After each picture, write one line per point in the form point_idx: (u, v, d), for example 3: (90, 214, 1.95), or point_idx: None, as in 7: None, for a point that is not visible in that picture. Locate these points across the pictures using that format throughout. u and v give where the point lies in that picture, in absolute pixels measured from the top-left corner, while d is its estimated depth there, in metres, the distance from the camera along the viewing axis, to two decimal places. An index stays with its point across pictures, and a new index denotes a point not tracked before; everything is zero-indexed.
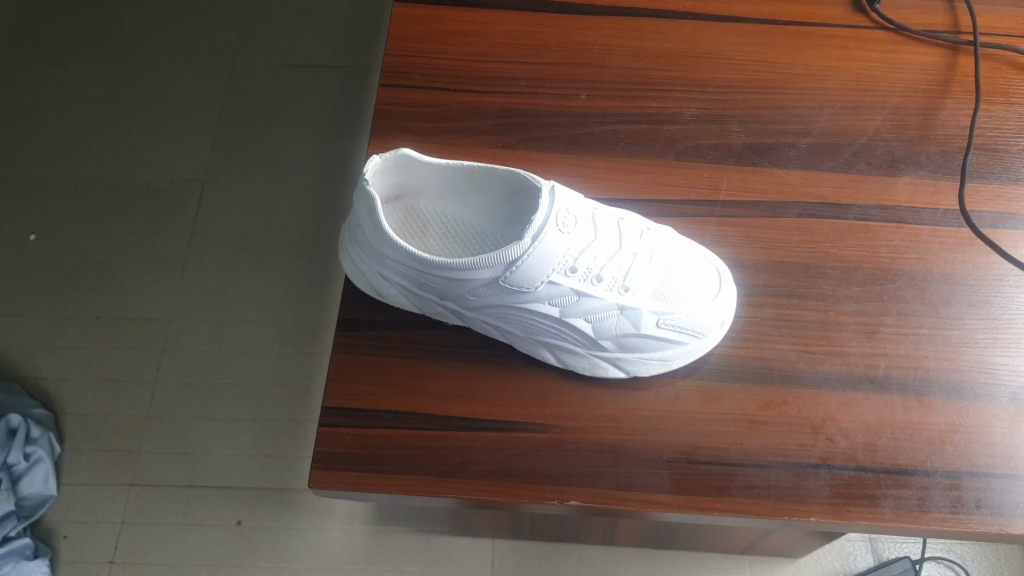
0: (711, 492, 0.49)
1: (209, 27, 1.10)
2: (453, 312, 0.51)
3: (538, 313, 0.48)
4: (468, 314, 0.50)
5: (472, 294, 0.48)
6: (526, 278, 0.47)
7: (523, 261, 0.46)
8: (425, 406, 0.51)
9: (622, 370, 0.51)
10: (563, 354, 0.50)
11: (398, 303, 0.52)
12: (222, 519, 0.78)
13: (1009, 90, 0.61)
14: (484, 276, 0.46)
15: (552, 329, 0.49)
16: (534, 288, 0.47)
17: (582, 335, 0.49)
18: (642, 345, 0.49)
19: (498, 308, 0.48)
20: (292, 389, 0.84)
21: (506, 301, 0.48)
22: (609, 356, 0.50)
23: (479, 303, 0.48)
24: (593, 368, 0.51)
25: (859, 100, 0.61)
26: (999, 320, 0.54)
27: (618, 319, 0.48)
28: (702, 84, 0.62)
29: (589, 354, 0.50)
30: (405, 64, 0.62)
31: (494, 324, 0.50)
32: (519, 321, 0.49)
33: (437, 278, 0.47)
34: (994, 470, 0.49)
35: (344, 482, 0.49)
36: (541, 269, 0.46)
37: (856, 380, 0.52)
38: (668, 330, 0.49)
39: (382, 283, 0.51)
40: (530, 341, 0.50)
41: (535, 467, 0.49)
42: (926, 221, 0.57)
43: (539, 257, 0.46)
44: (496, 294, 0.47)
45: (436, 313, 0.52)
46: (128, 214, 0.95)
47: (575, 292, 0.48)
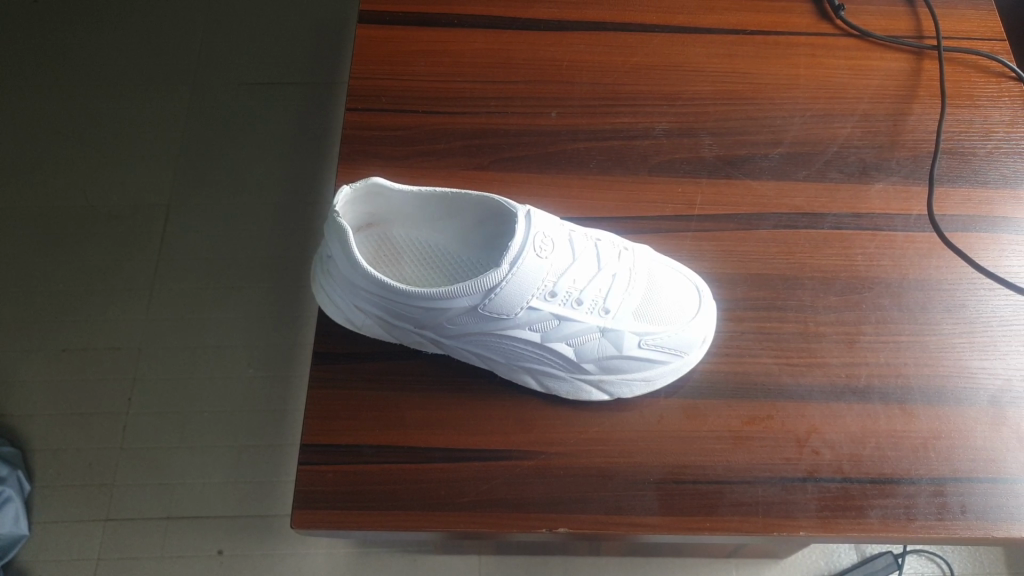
0: (699, 511, 0.49)
1: (166, 47, 1.08)
2: (433, 342, 0.50)
3: (519, 339, 0.48)
4: (447, 343, 0.49)
5: (452, 323, 0.47)
6: (505, 305, 0.46)
7: (501, 288, 0.45)
8: (407, 439, 0.50)
9: (605, 392, 0.50)
10: (545, 378, 0.50)
11: (375, 334, 0.51)
12: (203, 550, 0.77)
13: (975, 93, 0.62)
14: (462, 305, 0.45)
15: (533, 354, 0.49)
16: (514, 315, 0.47)
17: (564, 358, 0.49)
18: (624, 366, 0.49)
19: (477, 335, 0.48)
20: (268, 414, 0.83)
21: (487, 328, 0.47)
22: (593, 379, 0.49)
23: (459, 332, 0.48)
24: (577, 392, 0.50)
25: (828, 108, 0.62)
26: (975, 323, 0.55)
27: (599, 341, 0.48)
28: (672, 97, 0.62)
29: (573, 378, 0.50)
30: (371, 87, 0.61)
31: (474, 352, 0.49)
32: (501, 348, 0.49)
33: (415, 309, 0.46)
34: (977, 473, 0.50)
35: (328, 520, 0.48)
36: (520, 295, 0.46)
37: (838, 391, 0.52)
38: (651, 351, 0.49)
39: (358, 314, 0.50)
40: (511, 366, 0.50)
41: (522, 495, 0.49)
42: (900, 227, 0.57)
43: (518, 283, 0.45)
44: (476, 321, 0.47)
45: (414, 342, 0.51)
46: (91, 241, 0.93)
47: (555, 317, 0.47)
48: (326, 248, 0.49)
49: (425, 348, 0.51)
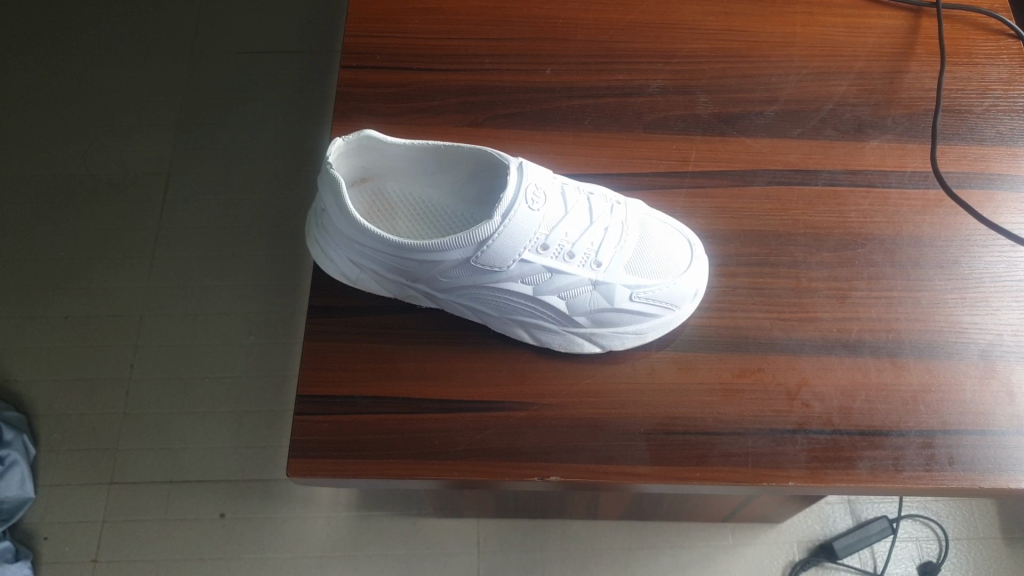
0: (690, 461, 0.49)
1: (166, 16, 1.08)
2: (426, 295, 0.50)
3: (512, 291, 0.48)
4: (440, 296, 0.50)
5: (445, 276, 0.47)
6: (497, 257, 0.46)
7: (494, 240, 0.45)
8: (401, 390, 0.51)
9: (597, 345, 0.51)
10: (538, 331, 0.51)
11: (370, 288, 0.52)
12: (205, 513, 0.78)
13: (972, 51, 0.62)
14: (455, 257, 0.46)
15: (526, 307, 0.49)
16: (506, 267, 0.47)
17: (556, 311, 0.49)
18: (616, 320, 0.49)
19: (471, 288, 0.48)
20: (268, 379, 0.84)
21: (480, 281, 0.48)
22: (585, 332, 0.50)
23: (452, 285, 0.48)
24: (570, 344, 0.51)
25: (824, 65, 0.61)
26: (968, 279, 0.55)
27: (591, 295, 0.49)
28: (667, 55, 0.62)
29: (566, 331, 0.50)
30: (367, 45, 0.61)
31: (467, 305, 0.50)
32: (495, 302, 0.49)
33: (408, 261, 0.47)
34: (967, 426, 0.50)
35: (323, 469, 0.49)
36: (513, 247, 0.46)
37: (829, 345, 0.52)
38: (642, 305, 0.49)
39: (353, 268, 0.50)
40: (504, 320, 0.50)
41: (514, 445, 0.49)
42: (894, 184, 0.57)
43: (511, 235, 0.46)
44: (469, 274, 0.47)
45: (408, 296, 0.51)
46: (92, 209, 0.94)
47: (547, 270, 0.48)
48: (320, 202, 0.49)
49: (420, 302, 0.52)
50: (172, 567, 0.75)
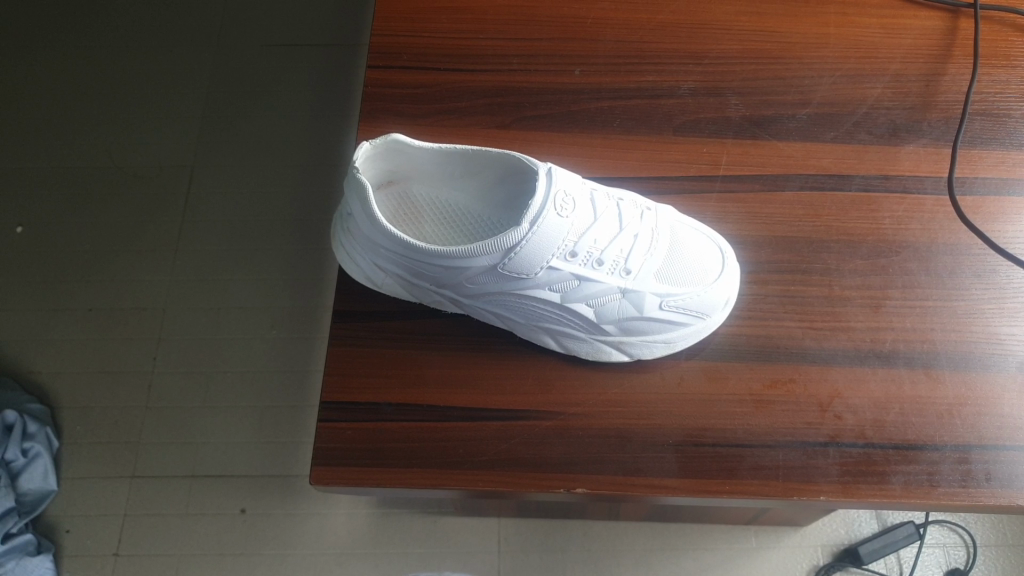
0: (718, 474, 0.48)
1: (189, 8, 1.08)
2: (452, 302, 0.50)
3: (539, 298, 0.47)
4: (466, 302, 0.49)
5: (471, 282, 0.47)
6: (525, 264, 0.45)
7: (522, 247, 0.45)
8: (426, 397, 0.50)
9: (626, 353, 0.50)
10: (565, 339, 0.50)
11: (397, 293, 0.51)
12: (226, 508, 0.78)
13: (1012, 52, 0.60)
14: (481, 263, 0.45)
15: (554, 315, 0.48)
16: (534, 274, 0.46)
17: (584, 319, 0.48)
18: (646, 328, 0.49)
19: (498, 295, 0.47)
20: (290, 375, 0.84)
21: (506, 287, 0.47)
22: (613, 340, 0.49)
23: (478, 291, 0.47)
24: (598, 353, 0.50)
25: (859, 68, 0.60)
26: (1006, 289, 0.53)
27: (621, 303, 0.48)
28: (697, 56, 0.60)
29: (594, 340, 0.49)
30: (394, 45, 0.61)
31: (493, 312, 0.49)
32: (522, 309, 0.48)
33: (434, 268, 0.46)
34: (1003, 442, 0.49)
35: (347, 477, 0.48)
36: (541, 254, 0.45)
37: (862, 355, 0.51)
38: (672, 314, 0.48)
39: (377, 273, 0.50)
40: (531, 327, 0.50)
41: (540, 455, 0.49)
42: (930, 190, 0.56)
43: (540, 241, 0.45)
44: (495, 280, 0.46)
45: (434, 301, 0.51)
46: (117, 202, 0.94)
47: (576, 277, 0.47)
48: (347, 206, 0.49)
49: (445, 308, 0.51)
50: (193, 562, 0.75)
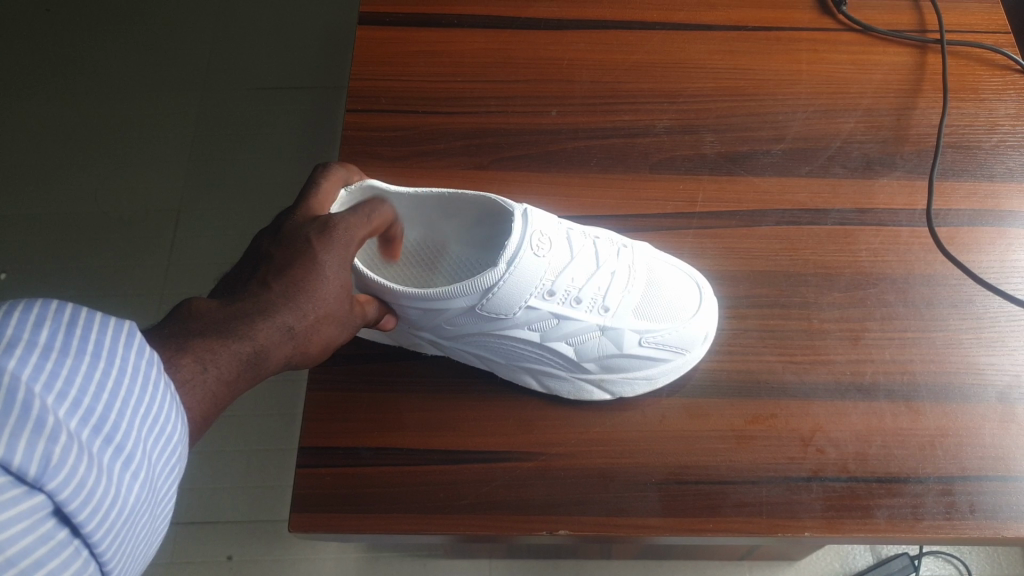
0: (703, 512, 0.48)
1: (172, 54, 1.09)
2: (429, 344, 0.49)
3: (519, 338, 0.47)
4: (445, 344, 0.49)
5: (448, 323, 0.46)
6: (503, 305, 0.45)
7: (499, 288, 0.44)
8: (405, 441, 0.50)
9: (608, 390, 0.50)
10: (545, 378, 0.50)
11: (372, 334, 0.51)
12: (212, 555, 0.77)
13: (979, 86, 0.61)
14: (459, 305, 0.44)
15: (534, 354, 0.48)
16: (513, 314, 0.45)
17: (565, 358, 0.48)
18: (629, 366, 0.49)
19: (477, 336, 0.47)
20: (275, 419, 0.83)
21: (485, 327, 0.46)
22: (596, 377, 0.49)
23: (457, 333, 0.47)
24: (582, 391, 0.50)
25: (831, 103, 0.61)
26: (983, 319, 0.53)
27: (600, 341, 0.48)
28: (673, 95, 0.61)
29: (576, 379, 0.49)
30: (372, 89, 0.61)
31: (473, 353, 0.49)
32: (501, 348, 0.48)
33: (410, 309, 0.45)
34: (987, 472, 0.49)
35: (326, 523, 0.48)
36: (519, 296, 0.45)
37: (843, 389, 0.51)
38: (653, 351, 0.48)
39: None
40: (511, 367, 0.49)
41: (522, 497, 0.48)
42: (905, 222, 0.57)
43: (518, 281, 0.44)
44: (473, 320, 0.46)
45: (412, 342, 0.50)
46: (102, 248, 0.94)
47: (554, 316, 0.46)
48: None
49: (423, 348, 0.51)
50: None
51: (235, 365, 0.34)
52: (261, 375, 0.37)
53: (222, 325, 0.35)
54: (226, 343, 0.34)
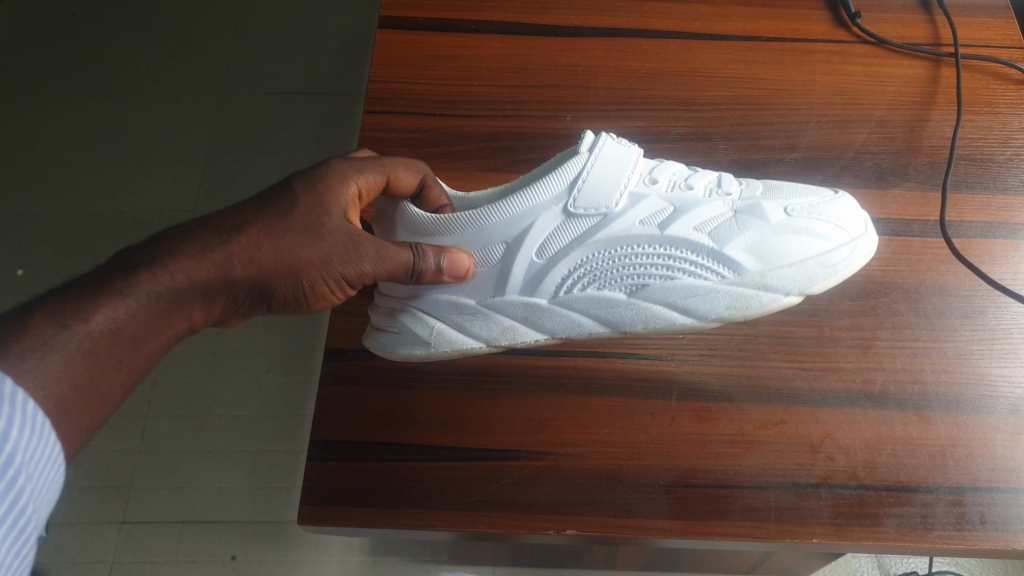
0: (710, 515, 0.48)
1: (192, 59, 1.10)
2: (530, 311, 0.43)
3: (635, 242, 0.42)
4: (554, 286, 0.43)
5: (542, 252, 0.43)
6: (598, 194, 0.42)
7: (585, 171, 0.42)
8: (416, 437, 0.50)
9: (776, 293, 0.42)
10: (688, 294, 0.42)
11: (466, 348, 0.45)
12: (217, 555, 0.77)
13: (993, 100, 0.62)
14: (547, 206, 0.42)
15: (662, 270, 0.42)
16: (613, 204, 0.42)
17: (704, 253, 0.42)
18: (781, 249, 0.42)
19: (580, 246, 0.43)
20: (284, 421, 0.83)
21: (588, 236, 0.43)
22: (754, 276, 0.42)
23: (559, 249, 0.43)
24: (741, 301, 0.42)
25: (845, 114, 0.61)
26: (994, 331, 0.53)
27: (735, 222, 0.43)
28: (687, 102, 0.62)
29: (728, 286, 0.42)
30: (390, 91, 0.62)
31: (589, 291, 0.43)
32: (619, 275, 0.43)
33: (497, 234, 0.43)
34: (997, 484, 0.48)
35: (334, 516, 0.48)
36: (612, 180, 0.42)
37: (853, 397, 0.51)
38: (805, 228, 0.42)
39: (426, 321, 0.44)
40: (637, 294, 0.43)
41: (530, 496, 0.48)
42: (917, 233, 0.57)
43: (607, 165, 0.42)
44: (569, 232, 0.43)
45: (510, 330, 0.44)
46: (114, 245, 0.94)
47: (665, 203, 0.43)
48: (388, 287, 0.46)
49: (524, 337, 0.44)
50: None
51: (147, 295, 0.35)
52: (172, 320, 0.37)
53: (115, 275, 0.36)
54: (107, 290, 0.35)
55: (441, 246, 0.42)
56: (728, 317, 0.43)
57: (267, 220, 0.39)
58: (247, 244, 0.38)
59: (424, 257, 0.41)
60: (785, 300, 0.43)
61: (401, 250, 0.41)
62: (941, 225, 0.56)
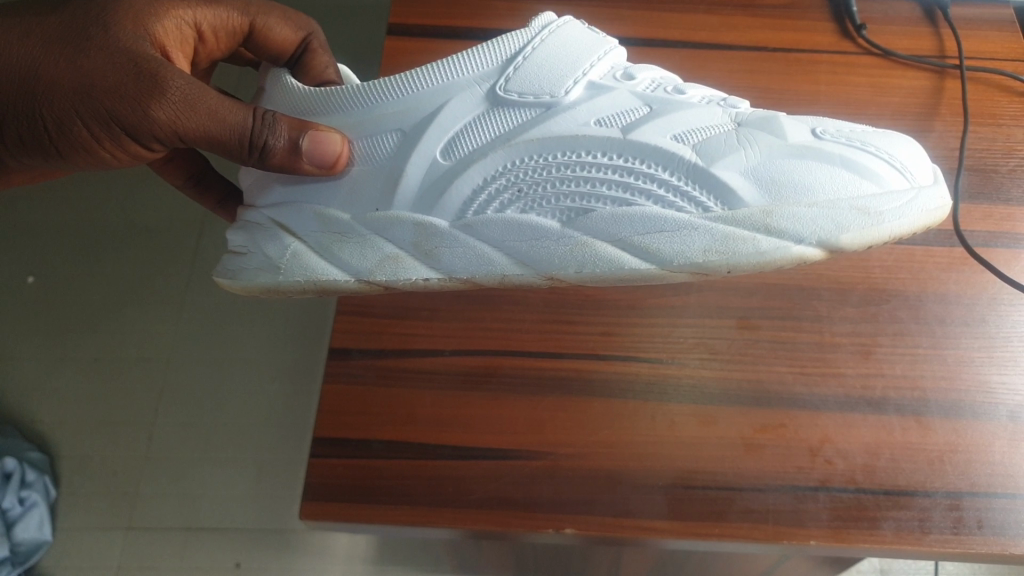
0: (709, 517, 0.48)
1: None
2: (422, 235, 0.36)
3: (583, 143, 0.36)
4: (475, 200, 0.36)
5: (451, 151, 0.37)
6: (538, 80, 0.36)
7: (532, 55, 0.37)
8: (417, 435, 0.51)
9: (785, 238, 0.33)
10: (649, 227, 0.34)
11: (325, 280, 0.37)
12: (221, 562, 0.77)
13: (997, 112, 0.62)
14: (470, 89, 0.37)
15: (617, 187, 0.35)
16: (562, 94, 0.36)
17: (680, 172, 0.35)
18: (795, 180, 0.34)
19: (507, 146, 0.36)
20: (288, 428, 0.83)
21: (517, 134, 0.36)
22: (753, 212, 0.34)
23: (477, 147, 0.36)
24: (726, 245, 0.34)
25: (849, 123, 0.62)
26: (995, 338, 0.54)
27: (728, 139, 0.35)
28: None
29: (711, 223, 0.34)
30: None
31: (514, 210, 0.36)
32: (556, 192, 0.36)
33: (393, 119, 0.37)
34: (995, 490, 0.48)
35: (334, 513, 0.48)
36: (565, 63, 0.37)
37: (853, 402, 0.52)
38: (827, 158, 0.35)
39: (284, 240, 0.38)
40: (572, 222, 0.35)
41: (530, 496, 0.49)
42: (918, 241, 0.57)
43: (562, 47, 0.37)
44: (494, 125, 0.36)
45: (394, 260, 0.36)
46: (126, 255, 0.96)
47: (640, 106, 0.37)
48: (253, 201, 0.40)
49: (408, 271, 0.36)
50: None
51: None
52: None
53: None
54: None
55: (311, 125, 0.38)
56: (706, 268, 0.34)
57: (45, 41, 0.41)
58: (8, 58, 0.40)
59: (275, 133, 0.38)
60: (794, 254, 0.34)
61: (231, 111, 0.39)
62: (956, 235, 0.56)
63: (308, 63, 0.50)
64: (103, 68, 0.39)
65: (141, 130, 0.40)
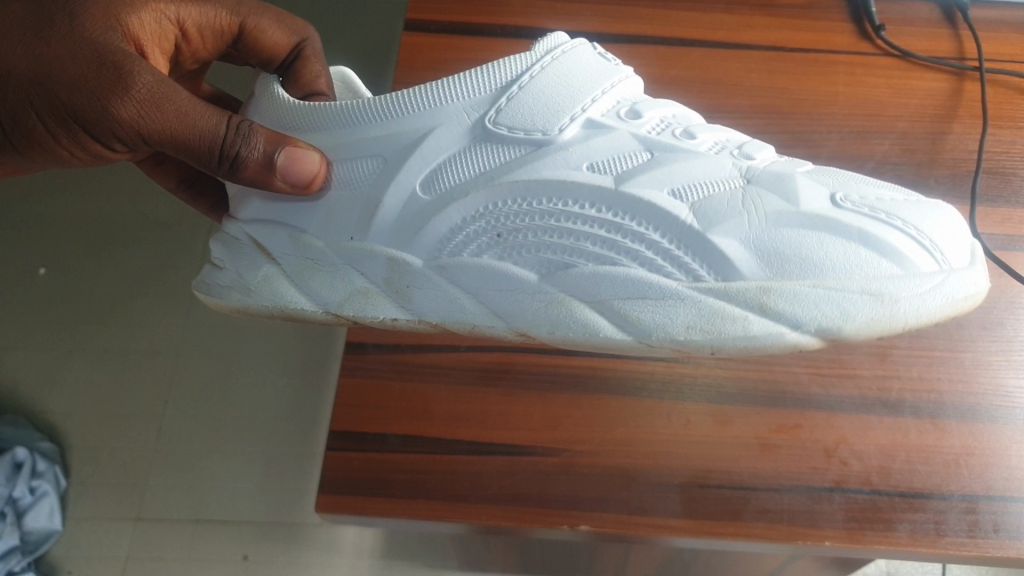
0: (724, 517, 0.47)
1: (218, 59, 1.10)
2: (394, 271, 0.35)
3: (571, 193, 0.33)
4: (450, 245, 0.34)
5: (431, 186, 0.35)
6: (529, 115, 0.33)
7: (529, 84, 0.34)
8: (432, 430, 0.51)
9: (780, 321, 0.31)
10: (627, 287, 0.32)
11: (293, 306, 0.37)
12: (229, 554, 0.77)
13: (1016, 115, 0.62)
14: (457, 119, 0.34)
15: (604, 245, 0.33)
16: (555, 132, 0.33)
17: (672, 232, 0.32)
18: (803, 255, 0.31)
19: (487, 186, 0.33)
20: (297, 423, 0.83)
21: (500, 174, 0.33)
22: (749, 287, 0.31)
23: (459, 183, 0.34)
24: (711, 322, 0.32)
25: (866, 125, 0.62)
26: (1012, 342, 0.54)
27: (733, 197, 0.33)
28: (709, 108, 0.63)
29: (698, 296, 0.32)
30: None
31: (490, 258, 0.34)
32: (537, 242, 0.33)
33: (375, 146, 0.35)
34: (1012, 493, 0.48)
35: (349, 506, 0.48)
36: (564, 99, 0.34)
37: (869, 403, 0.52)
38: (841, 231, 0.32)
39: (259, 262, 0.37)
40: (548, 271, 0.33)
41: (546, 492, 0.49)
42: None
43: (559, 79, 0.34)
44: (479, 161, 0.34)
45: (362, 296, 0.36)
46: (138, 248, 0.96)
47: (639, 148, 0.34)
48: (236, 211, 0.40)
49: (375, 309, 0.36)
50: None
51: None
52: None
53: None
54: None
55: (291, 141, 0.36)
56: (687, 344, 0.32)
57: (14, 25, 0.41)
58: None
59: (251, 146, 0.37)
60: (786, 338, 0.32)
61: (203, 117, 0.39)
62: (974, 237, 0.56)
63: (298, 71, 0.47)
64: (66, 59, 0.39)
65: (108, 127, 0.40)
